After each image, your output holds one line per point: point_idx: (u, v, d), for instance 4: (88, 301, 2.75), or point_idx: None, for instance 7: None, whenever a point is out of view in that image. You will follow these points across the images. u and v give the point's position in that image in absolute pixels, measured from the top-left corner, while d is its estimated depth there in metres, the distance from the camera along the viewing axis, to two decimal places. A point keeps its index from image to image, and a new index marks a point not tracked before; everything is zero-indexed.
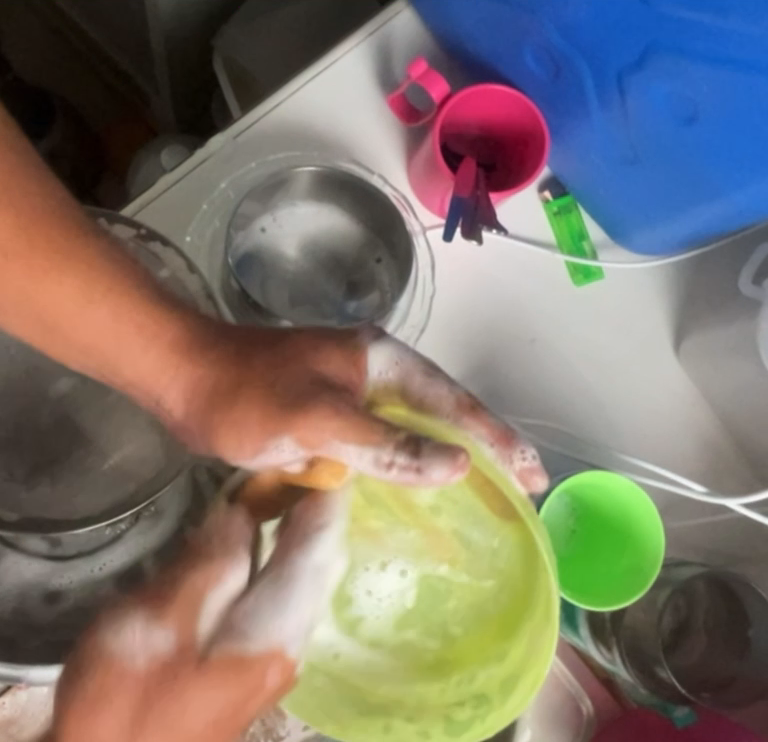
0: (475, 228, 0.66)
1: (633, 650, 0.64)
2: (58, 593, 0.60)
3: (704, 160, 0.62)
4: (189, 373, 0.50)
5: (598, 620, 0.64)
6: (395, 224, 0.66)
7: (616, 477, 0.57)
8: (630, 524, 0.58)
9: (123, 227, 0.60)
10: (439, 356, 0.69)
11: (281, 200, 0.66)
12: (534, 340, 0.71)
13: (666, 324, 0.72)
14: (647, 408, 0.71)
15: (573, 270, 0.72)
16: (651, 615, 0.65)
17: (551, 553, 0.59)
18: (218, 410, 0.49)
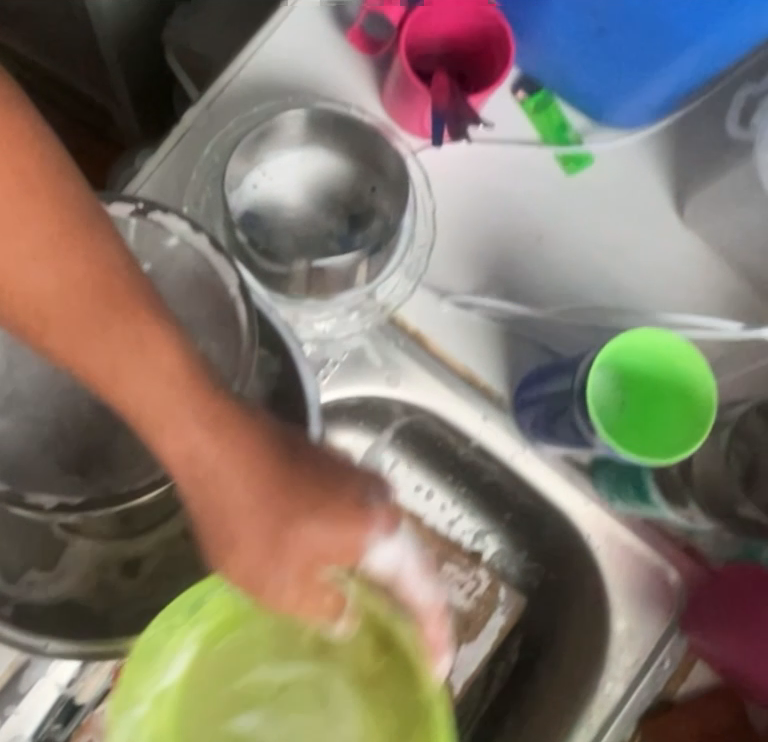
0: (462, 130, 0.66)
1: (709, 499, 0.63)
2: (136, 564, 0.62)
3: (667, 11, 0.61)
4: (258, 520, 0.49)
5: (668, 478, 0.63)
6: (381, 148, 0.66)
7: (657, 333, 0.57)
8: (680, 380, 0.58)
9: (121, 205, 0.59)
10: (454, 273, 0.71)
11: (267, 153, 0.67)
12: (540, 237, 0.72)
13: (665, 192, 0.73)
14: (665, 273, 0.72)
15: (563, 160, 0.73)
16: (717, 458, 0.63)
17: (608, 427, 0.58)
18: (272, 516, 0.49)
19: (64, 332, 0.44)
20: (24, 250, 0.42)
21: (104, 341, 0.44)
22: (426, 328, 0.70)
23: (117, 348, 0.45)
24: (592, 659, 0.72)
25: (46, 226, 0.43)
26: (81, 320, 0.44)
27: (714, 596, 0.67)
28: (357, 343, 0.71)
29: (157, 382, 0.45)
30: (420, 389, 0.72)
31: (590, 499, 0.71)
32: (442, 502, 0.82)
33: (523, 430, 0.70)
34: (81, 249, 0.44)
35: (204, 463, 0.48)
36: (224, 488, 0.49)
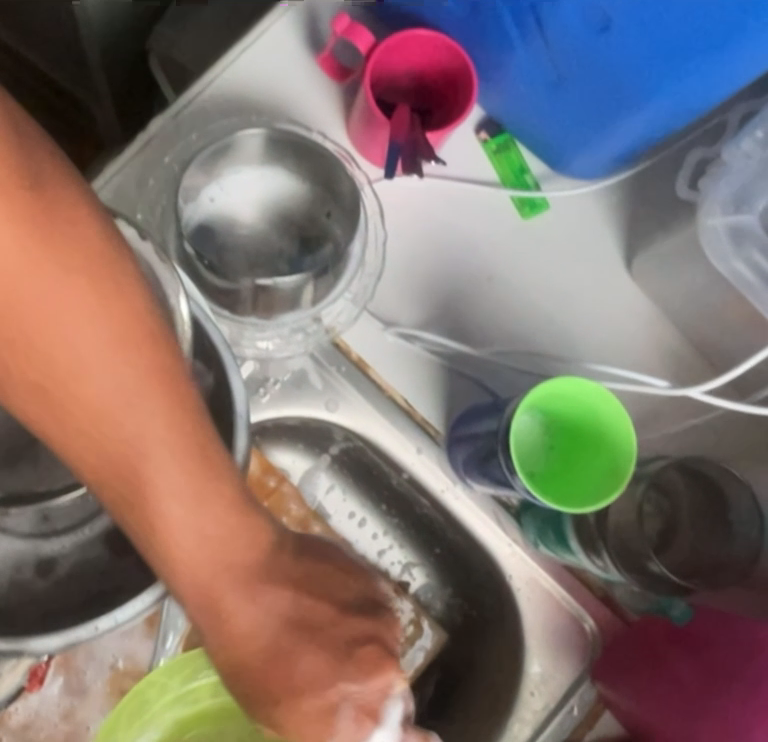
0: (416, 166, 0.67)
1: (623, 550, 0.65)
2: (49, 562, 0.60)
3: (624, 67, 0.63)
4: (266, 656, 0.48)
5: (586, 529, 0.65)
6: (337, 173, 0.66)
7: (583, 383, 0.58)
8: (605, 429, 0.58)
9: None
10: (402, 305, 0.72)
11: (225, 168, 0.67)
12: (490, 278, 0.73)
13: (616, 245, 0.74)
14: (609, 324, 0.74)
15: (519, 203, 0.74)
16: (632, 507, 0.66)
17: (531, 472, 0.59)
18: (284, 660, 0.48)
19: (126, 465, 0.43)
20: (114, 399, 0.42)
21: (172, 491, 0.44)
22: (368, 357, 0.71)
23: (191, 511, 0.45)
24: (503, 700, 0.72)
25: (129, 370, 0.42)
26: (151, 467, 0.43)
27: (629, 647, 0.68)
28: (299, 365, 0.71)
29: (181, 488, 0.44)
30: (359, 417, 0.72)
31: (515, 540, 0.71)
32: (372, 531, 0.82)
33: (455, 467, 0.70)
34: (168, 404, 0.43)
35: (235, 602, 0.47)
36: (237, 626, 0.48)
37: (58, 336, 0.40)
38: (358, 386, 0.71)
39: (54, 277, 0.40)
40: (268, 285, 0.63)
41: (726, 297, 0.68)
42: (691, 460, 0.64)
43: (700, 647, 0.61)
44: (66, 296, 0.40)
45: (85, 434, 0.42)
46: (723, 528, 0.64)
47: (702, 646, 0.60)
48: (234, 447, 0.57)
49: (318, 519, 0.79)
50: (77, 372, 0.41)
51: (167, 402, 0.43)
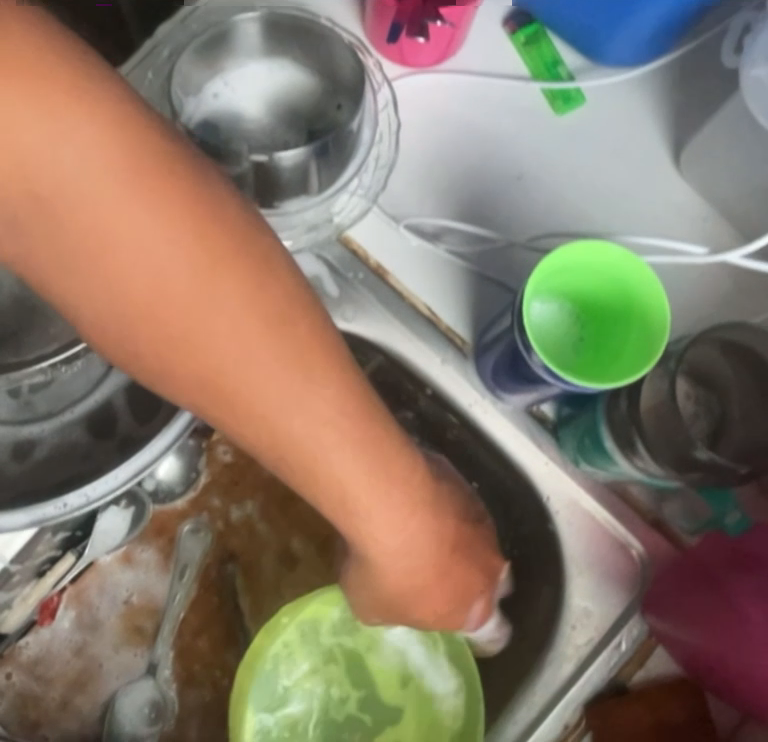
0: (423, 32, 0.63)
1: (663, 440, 0.53)
2: (28, 446, 0.58)
3: None
4: (402, 500, 0.50)
5: (619, 419, 0.54)
6: (336, 52, 0.62)
7: (599, 247, 0.51)
8: (633, 298, 0.52)
9: None
10: (423, 205, 0.67)
11: (230, 62, 0.64)
12: (521, 176, 0.67)
13: (660, 136, 0.68)
14: (651, 218, 0.67)
15: (551, 96, 0.68)
16: (666, 385, 0.53)
17: (560, 365, 0.52)
18: (387, 480, 0.48)
19: (178, 336, 0.41)
20: (210, 342, 0.42)
21: (285, 415, 0.44)
22: (387, 262, 0.66)
23: (293, 415, 0.44)
24: (542, 638, 0.65)
25: (192, 265, 0.41)
26: (220, 371, 0.42)
27: (687, 578, 0.60)
28: (312, 273, 0.67)
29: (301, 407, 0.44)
30: (377, 326, 0.67)
31: (552, 458, 0.65)
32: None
33: (484, 380, 0.65)
34: (287, 343, 0.43)
35: (336, 494, 0.47)
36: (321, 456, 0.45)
37: (104, 260, 0.39)
38: (379, 295, 0.66)
39: (148, 216, 0.39)
40: (268, 160, 0.59)
41: None
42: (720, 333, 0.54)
43: None
44: (168, 241, 0.40)
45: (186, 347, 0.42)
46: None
47: None
48: None
49: None
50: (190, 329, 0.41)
51: (283, 352, 0.43)
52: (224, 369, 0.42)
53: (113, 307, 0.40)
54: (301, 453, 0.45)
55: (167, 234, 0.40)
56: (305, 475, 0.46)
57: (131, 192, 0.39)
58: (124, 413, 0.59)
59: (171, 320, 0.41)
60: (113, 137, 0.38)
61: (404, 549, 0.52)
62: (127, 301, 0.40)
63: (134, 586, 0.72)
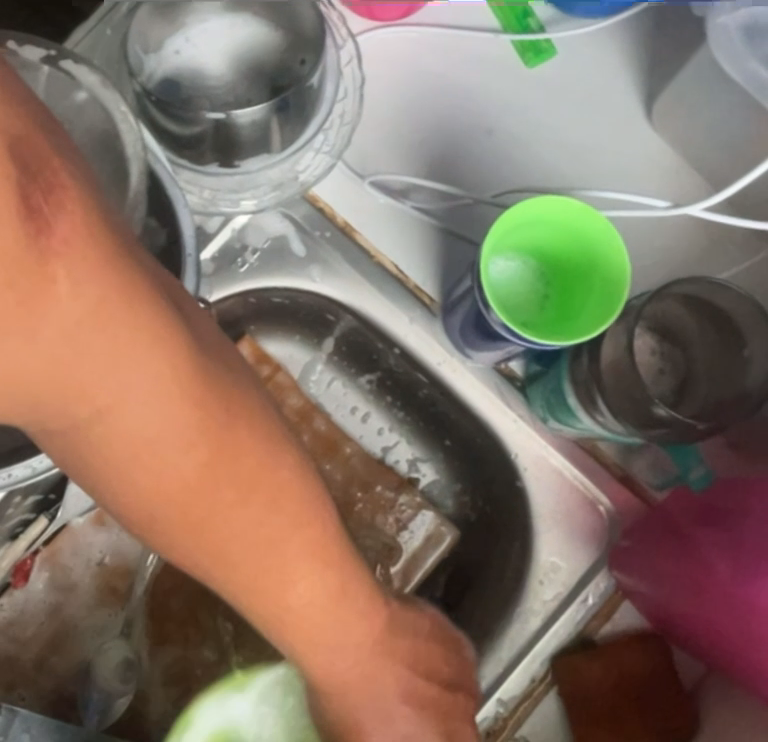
0: None
1: (622, 399, 0.53)
2: None
3: None
4: (358, 629, 0.51)
5: (581, 376, 0.54)
6: (298, 7, 0.62)
7: (558, 199, 0.50)
8: (591, 252, 0.51)
9: (32, 49, 0.56)
10: (390, 163, 0.66)
11: (191, 18, 0.63)
12: (490, 131, 0.66)
13: (631, 87, 0.67)
14: (620, 174, 0.66)
15: (521, 49, 0.67)
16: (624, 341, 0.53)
17: (522, 319, 0.52)
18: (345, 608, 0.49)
19: (155, 463, 0.39)
20: (189, 499, 0.40)
21: (256, 560, 0.43)
22: (354, 220, 0.65)
23: (263, 565, 0.44)
24: (510, 593, 0.65)
25: (194, 450, 0.39)
26: (191, 486, 0.40)
27: (652, 532, 0.60)
28: (279, 230, 0.67)
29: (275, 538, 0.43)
30: (343, 284, 0.67)
31: (520, 416, 0.65)
32: (376, 431, 0.73)
33: (453, 338, 0.64)
34: (268, 499, 0.42)
35: (294, 624, 0.48)
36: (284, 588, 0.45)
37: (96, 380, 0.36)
38: (346, 254, 0.66)
39: (148, 380, 0.37)
40: (227, 117, 0.57)
41: (750, 128, 0.60)
42: (684, 287, 0.54)
43: (742, 540, 0.53)
44: (165, 427, 0.38)
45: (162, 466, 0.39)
46: (736, 364, 0.55)
47: (745, 538, 0.53)
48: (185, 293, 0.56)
49: (319, 412, 0.70)
50: (172, 482, 0.40)
51: (265, 504, 0.42)
52: (204, 520, 0.41)
53: (91, 454, 0.38)
54: (257, 585, 0.44)
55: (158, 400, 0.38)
56: (256, 601, 0.46)
57: (131, 369, 0.36)
58: None
59: (151, 464, 0.39)
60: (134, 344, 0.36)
61: (358, 661, 0.52)
62: (109, 444, 0.38)
63: (108, 547, 0.72)
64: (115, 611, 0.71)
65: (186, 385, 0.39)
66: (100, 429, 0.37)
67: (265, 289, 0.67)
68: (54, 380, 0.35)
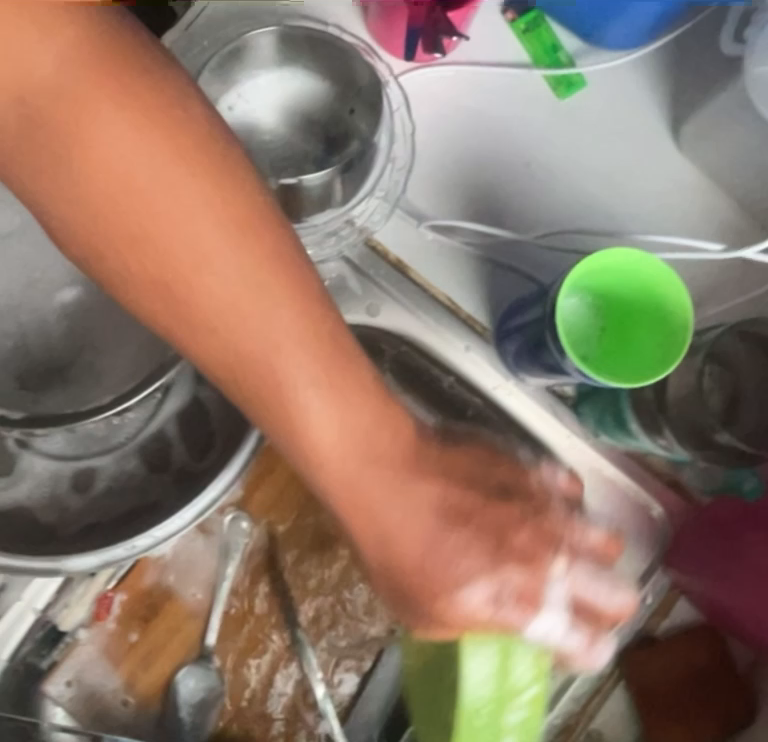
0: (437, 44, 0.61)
1: (688, 430, 0.58)
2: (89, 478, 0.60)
3: None
4: (419, 491, 0.51)
5: (644, 403, 0.59)
6: (356, 64, 0.64)
7: (623, 251, 0.55)
8: (663, 310, 0.55)
9: None
10: (435, 198, 0.69)
11: (243, 74, 0.65)
12: (529, 164, 0.69)
13: (660, 115, 0.70)
14: (653, 198, 0.69)
15: (554, 83, 0.70)
16: (691, 379, 0.59)
17: (584, 355, 0.56)
18: (386, 432, 0.50)
19: (141, 221, 0.44)
20: (172, 240, 0.44)
21: (281, 356, 0.46)
22: (407, 256, 0.68)
23: (306, 376, 0.47)
24: None
25: (181, 193, 0.44)
26: (183, 238, 0.44)
27: (697, 531, 0.65)
28: (336, 270, 0.69)
29: (267, 303, 0.46)
30: (400, 319, 0.70)
31: (573, 432, 0.69)
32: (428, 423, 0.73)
33: (506, 363, 0.69)
34: (249, 251, 0.46)
35: (332, 448, 0.49)
36: (292, 373, 0.47)
37: (82, 131, 0.42)
38: (398, 289, 0.69)
39: (122, 123, 0.43)
40: (295, 184, 0.61)
41: None
42: (743, 324, 0.59)
43: None
44: (151, 168, 0.44)
45: (154, 227, 0.44)
46: None
47: None
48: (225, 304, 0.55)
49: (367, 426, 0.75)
50: (204, 282, 0.45)
51: (291, 303, 0.47)
52: (246, 333, 0.46)
53: (92, 217, 0.44)
54: (286, 384, 0.47)
55: (203, 214, 0.45)
56: (285, 410, 0.48)
57: (107, 105, 0.43)
58: (178, 444, 0.60)
59: (203, 280, 0.45)
60: (105, 79, 0.43)
61: (416, 542, 0.51)
62: (107, 200, 0.44)
63: (181, 575, 0.77)
64: (196, 632, 0.76)
65: (229, 212, 0.45)
66: (92, 178, 0.43)
67: None
68: (105, 171, 0.43)
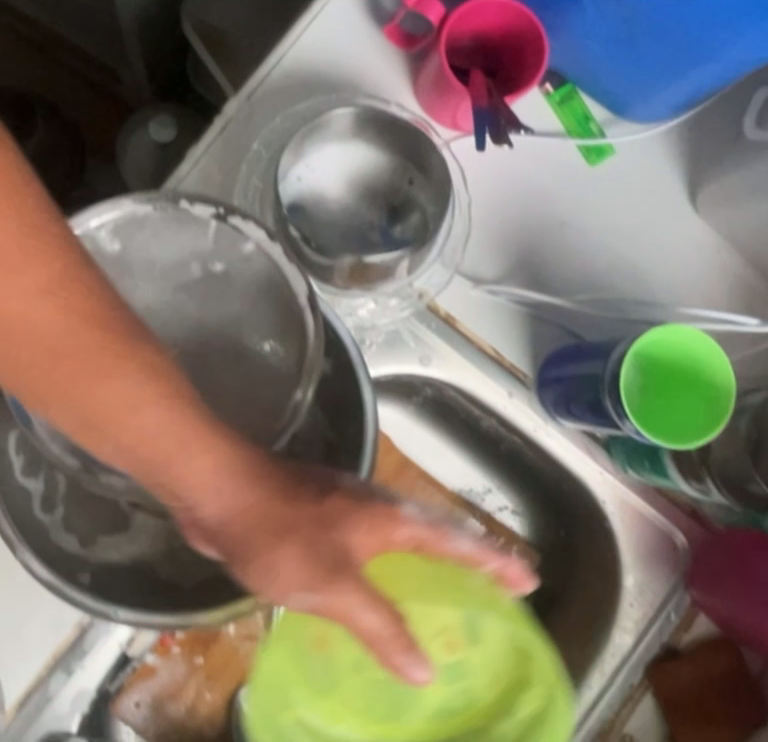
0: (503, 133, 0.68)
1: (728, 477, 0.68)
2: None
3: (681, 14, 0.66)
4: (234, 491, 0.51)
5: (687, 458, 0.69)
6: (424, 148, 0.69)
7: (676, 328, 0.62)
8: (707, 377, 0.63)
9: (203, 206, 0.62)
10: (485, 259, 0.75)
11: (312, 148, 0.70)
12: (565, 223, 0.77)
13: (679, 183, 0.78)
14: (676, 259, 0.77)
15: (586, 151, 0.77)
16: (735, 440, 0.69)
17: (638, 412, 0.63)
18: (192, 457, 0.49)
19: None
20: None
21: (100, 382, 0.46)
22: (456, 312, 0.75)
23: (183, 470, 0.49)
24: (603, 617, 0.78)
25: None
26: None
27: (716, 556, 0.73)
28: (392, 326, 0.76)
29: (72, 325, 0.46)
30: (451, 369, 0.77)
31: (605, 467, 0.77)
32: (460, 461, 0.87)
33: (545, 408, 0.76)
34: (54, 280, 0.45)
35: (160, 466, 0.49)
36: (115, 396, 0.47)
37: None
38: (448, 341, 0.76)
39: None
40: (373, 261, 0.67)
41: None
42: None
43: None
44: None
45: None
46: None
47: None
48: (361, 398, 0.64)
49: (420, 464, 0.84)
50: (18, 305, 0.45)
51: (101, 333, 0.46)
52: (79, 379, 0.46)
53: None
54: (94, 405, 0.47)
55: (81, 341, 0.46)
56: (119, 448, 0.48)
57: None
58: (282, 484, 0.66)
59: (90, 397, 0.47)
60: None
61: (214, 475, 0.50)
62: None
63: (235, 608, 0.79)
64: None
65: (120, 354, 0.47)
66: None
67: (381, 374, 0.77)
68: None
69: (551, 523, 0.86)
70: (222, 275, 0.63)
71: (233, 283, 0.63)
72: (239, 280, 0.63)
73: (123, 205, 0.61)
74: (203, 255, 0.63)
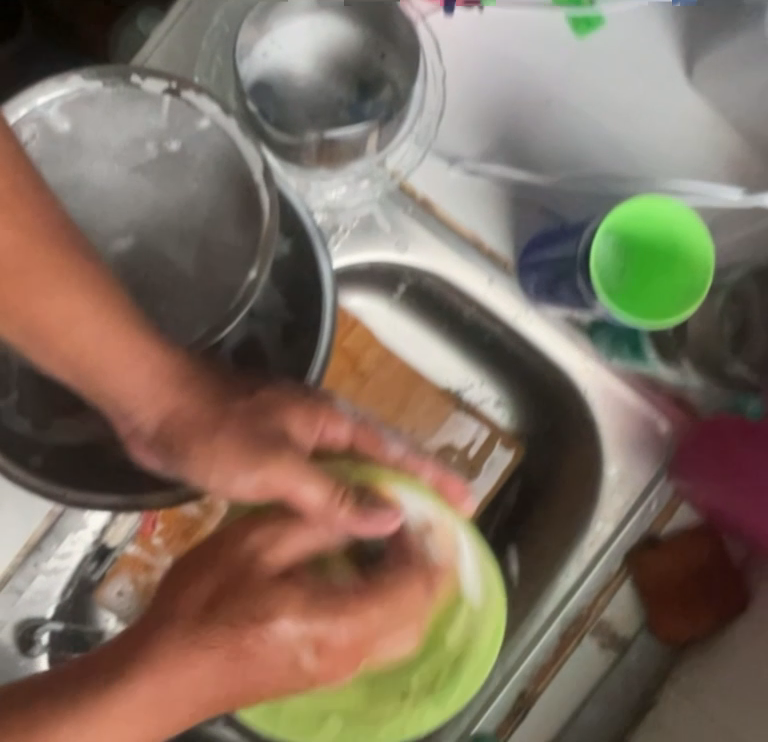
0: None
1: (702, 356, 0.70)
2: None
3: None
4: (159, 389, 0.55)
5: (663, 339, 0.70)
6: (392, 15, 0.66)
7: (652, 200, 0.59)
8: (684, 249, 0.60)
9: (155, 81, 0.60)
10: (463, 138, 0.72)
11: (276, 21, 0.67)
12: (549, 103, 0.72)
13: (674, 52, 0.72)
14: (666, 135, 0.72)
15: (575, 23, 0.72)
16: (711, 321, 0.69)
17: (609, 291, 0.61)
18: (136, 370, 0.55)
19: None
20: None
21: (68, 305, 0.52)
22: (432, 192, 0.73)
23: (117, 383, 0.55)
24: (584, 507, 0.77)
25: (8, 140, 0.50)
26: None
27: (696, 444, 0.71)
28: (367, 209, 0.74)
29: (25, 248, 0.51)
30: (427, 254, 0.74)
31: (587, 356, 0.75)
32: (441, 352, 0.85)
33: (526, 293, 0.74)
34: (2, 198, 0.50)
35: (109, 378, 0.55)
36: (70, 316, 0.53)
37: None
38: (426, 224, 0.74)
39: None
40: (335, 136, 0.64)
41: None
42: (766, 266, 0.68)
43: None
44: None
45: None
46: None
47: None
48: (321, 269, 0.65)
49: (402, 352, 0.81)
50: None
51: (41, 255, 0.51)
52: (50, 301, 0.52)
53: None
54: (68, 328, 0.53)
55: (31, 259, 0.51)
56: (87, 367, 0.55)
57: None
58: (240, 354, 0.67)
59: (39, 302, 0.52)
60: None
61: (147, 387, 0.55)
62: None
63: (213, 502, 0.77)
64: None
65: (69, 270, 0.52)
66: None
67: (356, 260, 0.75)
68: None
69: (538, 414, 0.84)
70: (177, 154, 0.61)
71: (191, 162, 0.61)
72: (197, 158, 0.61)
73: (72, 82, 0.60)
74: (157, 133, 0.61)
